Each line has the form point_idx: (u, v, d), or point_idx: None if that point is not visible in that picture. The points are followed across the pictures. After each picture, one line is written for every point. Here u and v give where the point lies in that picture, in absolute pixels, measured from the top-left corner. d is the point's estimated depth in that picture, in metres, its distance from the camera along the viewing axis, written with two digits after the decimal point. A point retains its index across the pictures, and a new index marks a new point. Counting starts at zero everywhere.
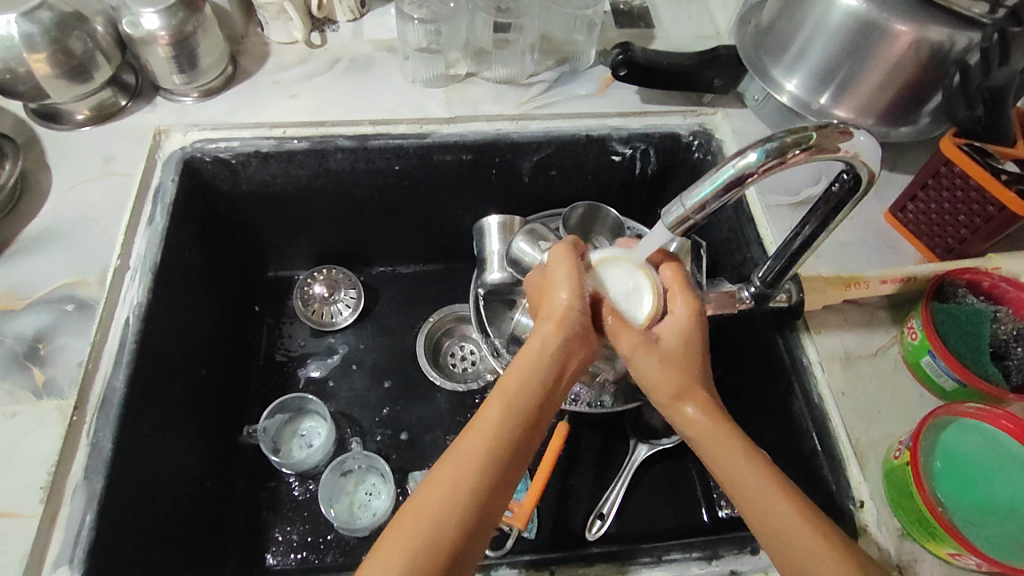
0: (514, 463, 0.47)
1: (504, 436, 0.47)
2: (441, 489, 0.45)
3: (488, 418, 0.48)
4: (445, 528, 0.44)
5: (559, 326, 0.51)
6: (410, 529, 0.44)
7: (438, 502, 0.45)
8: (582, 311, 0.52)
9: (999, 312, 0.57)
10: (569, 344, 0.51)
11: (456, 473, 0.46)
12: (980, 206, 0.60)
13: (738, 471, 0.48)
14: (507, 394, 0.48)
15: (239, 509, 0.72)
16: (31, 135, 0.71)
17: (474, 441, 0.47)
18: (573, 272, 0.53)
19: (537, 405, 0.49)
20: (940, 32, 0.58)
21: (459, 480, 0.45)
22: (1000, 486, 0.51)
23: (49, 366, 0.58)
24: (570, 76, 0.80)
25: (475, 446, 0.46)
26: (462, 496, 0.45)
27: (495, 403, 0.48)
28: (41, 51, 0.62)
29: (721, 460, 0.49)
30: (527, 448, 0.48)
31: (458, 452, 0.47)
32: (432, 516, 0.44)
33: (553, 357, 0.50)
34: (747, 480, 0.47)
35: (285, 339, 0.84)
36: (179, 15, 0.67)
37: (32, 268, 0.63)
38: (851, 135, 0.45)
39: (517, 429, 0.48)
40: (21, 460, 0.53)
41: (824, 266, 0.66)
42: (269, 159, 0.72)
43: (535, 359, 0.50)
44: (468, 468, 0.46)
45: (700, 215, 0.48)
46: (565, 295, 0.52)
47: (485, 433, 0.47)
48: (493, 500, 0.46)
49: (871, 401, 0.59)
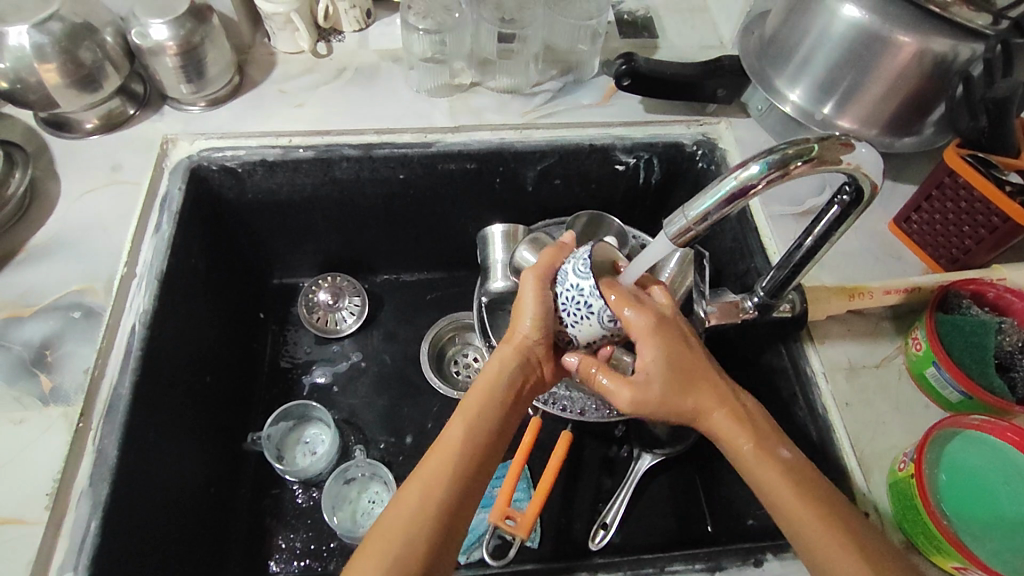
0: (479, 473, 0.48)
1: (469, 446, 0.49)
2: (414, 501, 0.46)
3: (454, 430, 0.49)
4: (418, 538, 0.45)
5: (515, 351, 0.53)
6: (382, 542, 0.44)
7: (408, 513, 0.45)
8: (539, 339, 0.54)
9: (1004, 323, 0.57)
10: (524, 370, 0.53)
11: (427, 485, 0.47)
12: (984, 217, 0.60)
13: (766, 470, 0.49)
14: (469, 411, 0.50)
15: (244, 517, 0.73)
16: (40, 143, 0.72)
17: (440, 455, 0.48)
18: (540, 297, 0.54)
19: (500, 417, 0.51)
20: (943, 43, 0.58)
21: (430, 489, 0.46)
22: (1006, 500, 0.50)
23: (55, 374, 0.58)
24: (573, 86, 0.80)
25: (441, 460, 0.48)
26: (433, 507, 0.46)
27: (460, 417, 0.50)
28: (51, 61, 0.63)
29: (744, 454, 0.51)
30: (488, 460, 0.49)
31: (426, 465, 0.48)
32: (406, 527, 0.45)
33: (508, 380, 0.52)
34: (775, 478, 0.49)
35: (290, 346, 0.84)
36: (187, 25, 0.68)
37: (40, 275, 0.63)
38: (852, 147, 0.45)
39: (483, 439, 0.49)
40: (27, 467, 0.53)
41: (829, 276, 0.66)
42: (275, 168, 0.73)
43: (494, 380, 0.52)
44: (436, 483, 0.47)
45: (701, 227, 0.48)
46: (527, 322, 0.54)
47: (452, 445, 0.48)
48: (459, 508, 0.47)
49: (875, 412, 0.59)
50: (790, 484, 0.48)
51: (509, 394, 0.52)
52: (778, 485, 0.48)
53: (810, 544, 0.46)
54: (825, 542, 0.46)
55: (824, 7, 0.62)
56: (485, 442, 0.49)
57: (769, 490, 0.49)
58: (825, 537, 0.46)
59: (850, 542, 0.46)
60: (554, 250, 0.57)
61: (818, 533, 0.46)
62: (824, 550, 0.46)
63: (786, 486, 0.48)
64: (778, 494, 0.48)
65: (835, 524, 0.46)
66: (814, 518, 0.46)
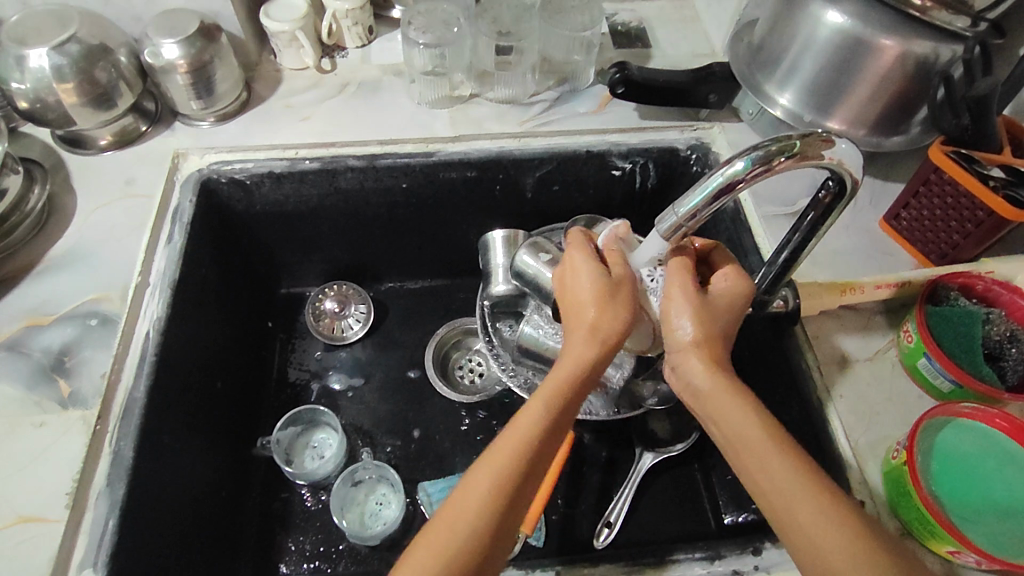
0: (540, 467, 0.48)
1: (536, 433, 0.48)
2: (479, 493, 0.46)
3: (524, 423, 0.48)
4: (480, 534, 0.45)
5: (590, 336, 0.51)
6: (449, 526, 0.45)
7: (473, 504, 0.46)
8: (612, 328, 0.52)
9: (992, 313, 0.58)
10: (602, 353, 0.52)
11: (493, 478, 0.46)
12: (970, 211, 0.61)
13: (749, 439, 0.47)
14: (545, 398, 0.49)
15: (254, 521, 0.74)
16: (57, 159, 0.74)
17: (508, 447, 0.47)
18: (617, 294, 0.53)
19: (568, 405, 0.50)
20: (923, 45, 0.60)
21: (497, 486, 0.46)
22: (998, 484, 0.51)
23: (73, 379, 0.60)
24: (570, 95, 0.83)
25: (507, 447, 0.47)
26: (499, 500, 0.46)
27: (538, 401, 0.49)
28: (68, 81, 0.66)
29: (722, 418, 0.48)
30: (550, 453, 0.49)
31: (494, 452, 0.48)
32: (468, 520, 0.45)
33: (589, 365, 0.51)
34: (757, 446, 0.46)
35: (298, 354, 0.86)
36: (198, 44, 0.71)
37: (59, 285, 0.66)
38: (833, 143, 0.47)
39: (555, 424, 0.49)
40: (46, 468, 0.55)
41: (821, 273, 0.67)
42: (282, 179, 0.75)
43: (574, 364, 0.50)
44: (506, 471, 0.46)
45: (692, 222, 0.50)
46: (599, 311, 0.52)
47: (516, 440, 0.48)
48: (519, 500, 0.47)
49: (870, 403, 0.61)
50: (773, 442, 0.46)
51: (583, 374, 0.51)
52: (751, 444, 0.46)
53: (782, 504, 0.44)
54: (820, 521, 0.42)
55: (809, 13, 0.64)
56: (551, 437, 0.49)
57: (741, 451, 0.47)
58: (797, 501, 0.43)
59: (838, 509, 0.43)
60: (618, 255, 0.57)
61: (812, 510, 0.43)
62: (797, 513, 0.43)
63: (761, 446, 0.46)
64: (753, 454, 0.46)
65: (811, 481, 0.44)
66: (789, 480, 0.44)
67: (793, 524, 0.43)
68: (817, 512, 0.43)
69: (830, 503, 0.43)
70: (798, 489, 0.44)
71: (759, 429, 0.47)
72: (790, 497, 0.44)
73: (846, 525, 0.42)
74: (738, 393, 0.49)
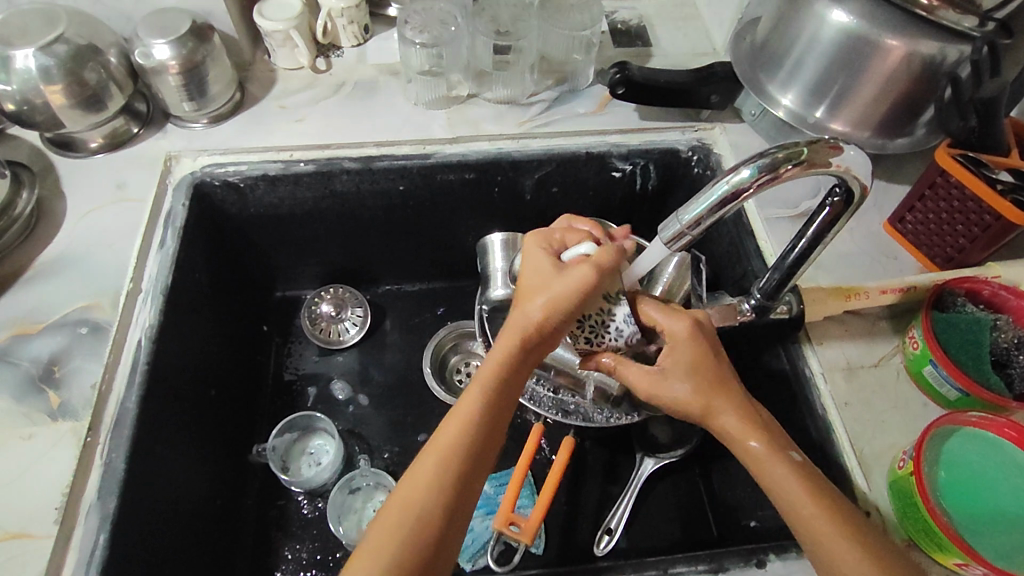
0: (485, 450, 0.49)
1: (477, 430, 0.48)
2: (425, 479, 0.46)
3: (466, 409, 0.49)
4: (430, 516, 0.46)
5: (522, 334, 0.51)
6: (399, 511, 0.46)
7: (422, 487, 0.46)
8: (546, 326, 0.51)
9: (1000, 320, 0.57)
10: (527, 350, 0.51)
11: (440, 463, 0.47)
12: (977, 215, 0.60)
13: (782, 479, 0.49)
14: (482, 388, 0.49)
15: (250, 529, 0.73)
16: (47, 163, 0.73)
17: (452, 431, 0.48)
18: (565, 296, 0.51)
19: (503, 396, 0.50)
20: (930, 45, 0.59)
21: (442, 469, 0.47)
22: (1006, 494, 0.50)
23: (63, 389, 0.59)
24: (570, 95, 0.81)
25: (452, 433, 0.48)
26: (445, 482, 0.46)
27: (474, 390, 0.49)
28: (56, 83, 0.65)
29: (756, 459, 0.50)
30: (495, 439, 0.49)
31: (438, 440, 0.48)
32: (417, 505, 0.46)
33: (514, 362, 0.50)
34: (788, 484, 0.48)
35: (294, 358, 0.85)
36: (189, 44, 0.69)
37: (49, 291, 0.65)
38: (841, 150, 0.46)
39: (495, 417, 0.49)
40: (35, 482, 0.54)
41: (826, 278, 0.66)
42: (276, 182, 0.74)
43: (503, 359, 0.50)
44: (452, 455, 0.47)
45: (695, 230, 0.48)
46: (547, 312, 0.51)
47: (460, 424, 0.48)
48: (472, 481, 0.48)
49: (875, 410, 0.60)
50: (801, 484, 0.48)
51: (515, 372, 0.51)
52: (785, 485, 0.48)
53: (813, 540, 0.47)
54: (844, 552, 0.46)
55: (813, 12, 0.63)
56: (494, 421, 0.49)
57: (773, 492, 0.49)
58: (823, 529, 0.46)
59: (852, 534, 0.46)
60: (610, 252, 0.53)
61: (833, 540, 0.46)
62: (824, 545, 0.46)
63: (791, 485, 0.48)
64: (782, 494, 0.48)
65: (832, 511, 0.47)
66: (817, 516, 0.47)
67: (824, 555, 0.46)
68: (838, 542, 0.46)
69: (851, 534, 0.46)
70: (822, 526, 0.47)
71: (791, 474, 0.48)
72: (818, 534, 0.47)
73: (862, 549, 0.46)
74: (767, 440, 0.50)
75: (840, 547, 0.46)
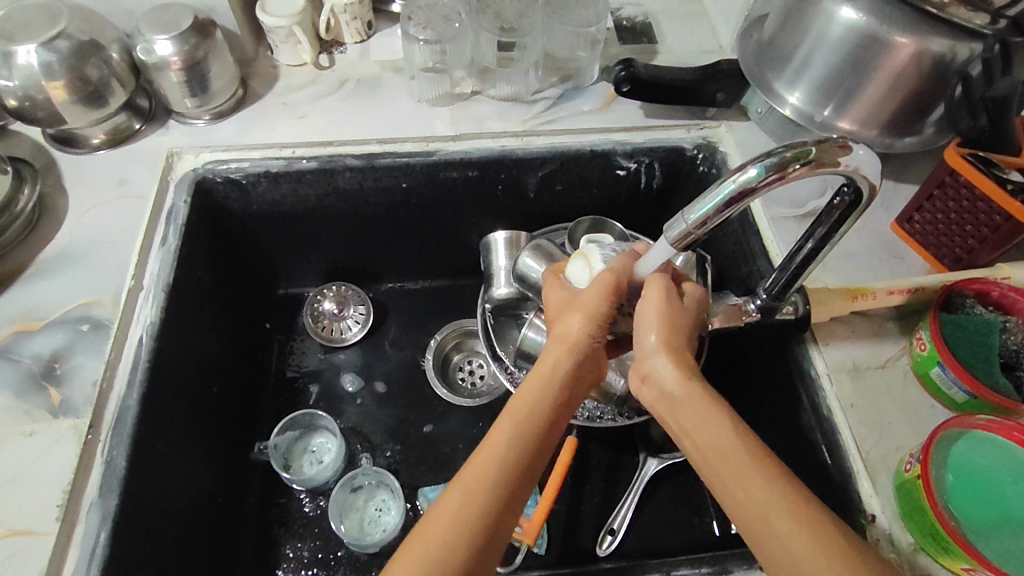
0: (521, 485, 0.46)
1: (512, 462, 0.46)
2: (449, 511, 0.44)
3: (498, 440, 0.47)
4: (456, 553, 0.43)
5: (569, 348, 0.51)
6: (423, 545, 0.43)
7: (446, 522, 0.43)
8: (595, 335, 0.51)
9: (1009, 322, 0.57)
10: (581, 364, 0.51)
11: (468, 495, 0.44)
12: (986, 216, 0.59)
13: (720, 448, 0.45)
14: (518, 414, 0.48)
15: (251, 527, 0.73)
16: (48, 159, 0.73)
17: (482, 462, 0.46)
18: (602, 297, 0.52)
19: (545, 424, 0.48)
20: (941, 43, 0.58)
21: (470, 501, 0.44)
22: (1014, 499, 0.50)
23: (64, 386, 0.59)
24: (574, 92, 0.81)
25: (483, 465, 0.45)
26: (473, 516, 0.44)
27: (507, 421, 0.48)
28: (58, 79, 0.65)
29: (692, 426, 0.47)
30: (533, 473, 0.47)
31: (468, 470, 0.46)
32: (442, 541, 0.43)
33: (563, 378, 0.50)
34: (727, 453, 0.45)
35: (296, 355, 0.85)
36: (192, 40, 0.69)
37: (51, 288, 0.64)
38: (850, 149, 0.45)
39: (533, 448, 0.47)
40: (35, 480, 0.54)
41: (832, 278, 0.66)
42: (278, 179, 0.73)
43: (546, 378, 0.50)
44: (481, 488, 0.44)
45: (701, 230, 0.48)
46: (586, 323, 0.51)
47: (493, 453, 0.46)
48: (504, 518, 0.45)
49: (881, 413, 0.59)
50: (742, 452, 0.44)
51: (563, 392, 0.50)
52: (725, 454, 0.45)
53: (754, 517, 0.43)
54: (789, 532, 0.41)
55: (822, 8, 0.62)
56: (531, 452, 0.47)
57: (712, 460, 0.45)
58: (764, 502, 0.42)
59: (810, 519, 0.42)
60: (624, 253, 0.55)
61: (777, 517, 0.42)
62: (770, 524, 0.42)
63: (730, 453, 0.45)
64: (722, 463, 0.45)
65: (781, 486, 0.43)
66: (760, 489, 0.43)
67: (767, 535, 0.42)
68: (784, 523, 0.41)
69: (805, 516, 0.42)
70: (763, 501, 0.42)
71: (729, 441, 0.45)
72: (762, 513, 0.42)
73: (818, 532, 0.41)
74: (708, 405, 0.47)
75: (789, 530, 0.41)
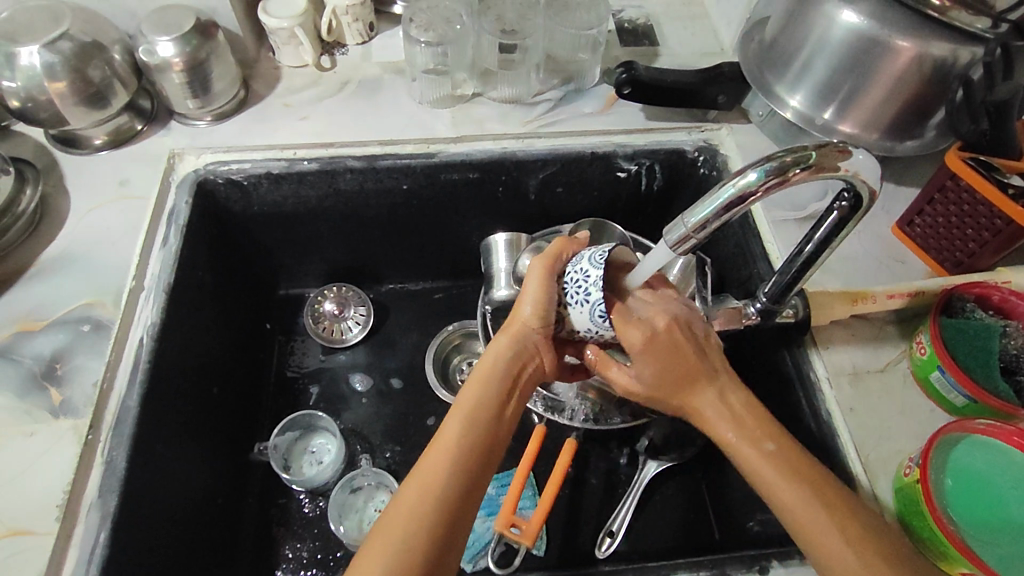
0: (478, 470, 0.48)
1: (466, 451, 0.48)
2: (408, 503, 0.45)
3: (451, 432, 0.49)
4: (416, 542, 0.44)
5: (511, 339, 0.54)
6: (382, 535, 0.44)
7: (405, 513, 0.45)
8: (538, 328, 0.54)
9: (1009, 326, 0.56)
10: (522, 354, 0.54)
11: (423, 487, 0.46)
12: (987, 220, 0.60)
13: (767, 471, 0.49)
14: (466, 405, 0.51)
15: (250, 527, 0.73)
16: (50, 159, 0.73)
17: (437, 454, 0.48)
18: (543, 289, 0.54)
19: (495, 411, 0.51)
20: (942, 47, 0.58)
21: (427, 492, 0.46)
22: (1015, 505, 0.50)
23: (65, 386, 0.59)
24: (575, 94, 0.81)
25: (438, 458, 0.47)
26: (431, 505, 0.45)
27: (457, 415, 0.50)
28: (61, 80, 0.65)
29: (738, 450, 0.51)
30: (487, 460, 0.49)
31: (424, 464, 0.48)
32: (400, 531, 0.44)
33: (503, 367, 0.53)
34: (774, 476, 0.49)
35: (296, 356, 0.85)
36: (194, 42, 0.69)
37: (52, 288, 0.65)
38: (850, 153, 0.45)
39: (483, 436, 0.49)
40: (36, 479, 0.54)
41: (832, 282, 0.66)
42: (280, 180, 0.74)
43: (489, 369, 0.52)
44: (435, 478, 0.47)
45: (701, 234, 0.48)
46: (530, 313, 0.55)
47: (446, 444, 0.48)
48: (461, 505, 0.47)
49: (880, 416, 0.59)
50: (784, 475, 0.49)
51: (507, 382, 0.53)
52: (773, 478, 0.49)
53: (808, 534, 0.47)
54: (835, 542, 0.46)
55: (823, 12, 0.62)
56: (483, 440, 0.49)
57: (763, 480, 0.50)
58: (812, 517, 0.47)
59: (847, 528, 0.46)
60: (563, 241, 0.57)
61: (825, 532, 0.46)
62: (818, 537, 0.46)
63: (777, 477, 0.49)
64: (769, 484, 0.49)
65: (824, 503, 0.47)
66: (808, 506, 0.47)
67: (820, 546, 0.46)
68: (832, 534, 0.46)
69: (846, 526, 0.46)
70: (812, 517, 0.47)
71: (773, 466, 0.49)
72: (813, 530, 0.46)
73: (858, 541, 0.46)
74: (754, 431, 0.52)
75: (833, 542, 0.46)
